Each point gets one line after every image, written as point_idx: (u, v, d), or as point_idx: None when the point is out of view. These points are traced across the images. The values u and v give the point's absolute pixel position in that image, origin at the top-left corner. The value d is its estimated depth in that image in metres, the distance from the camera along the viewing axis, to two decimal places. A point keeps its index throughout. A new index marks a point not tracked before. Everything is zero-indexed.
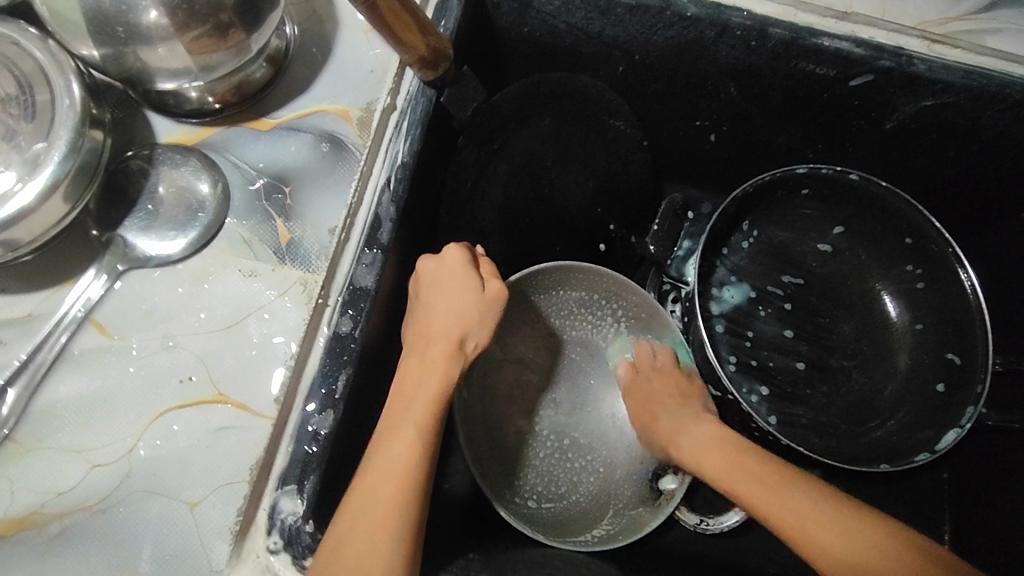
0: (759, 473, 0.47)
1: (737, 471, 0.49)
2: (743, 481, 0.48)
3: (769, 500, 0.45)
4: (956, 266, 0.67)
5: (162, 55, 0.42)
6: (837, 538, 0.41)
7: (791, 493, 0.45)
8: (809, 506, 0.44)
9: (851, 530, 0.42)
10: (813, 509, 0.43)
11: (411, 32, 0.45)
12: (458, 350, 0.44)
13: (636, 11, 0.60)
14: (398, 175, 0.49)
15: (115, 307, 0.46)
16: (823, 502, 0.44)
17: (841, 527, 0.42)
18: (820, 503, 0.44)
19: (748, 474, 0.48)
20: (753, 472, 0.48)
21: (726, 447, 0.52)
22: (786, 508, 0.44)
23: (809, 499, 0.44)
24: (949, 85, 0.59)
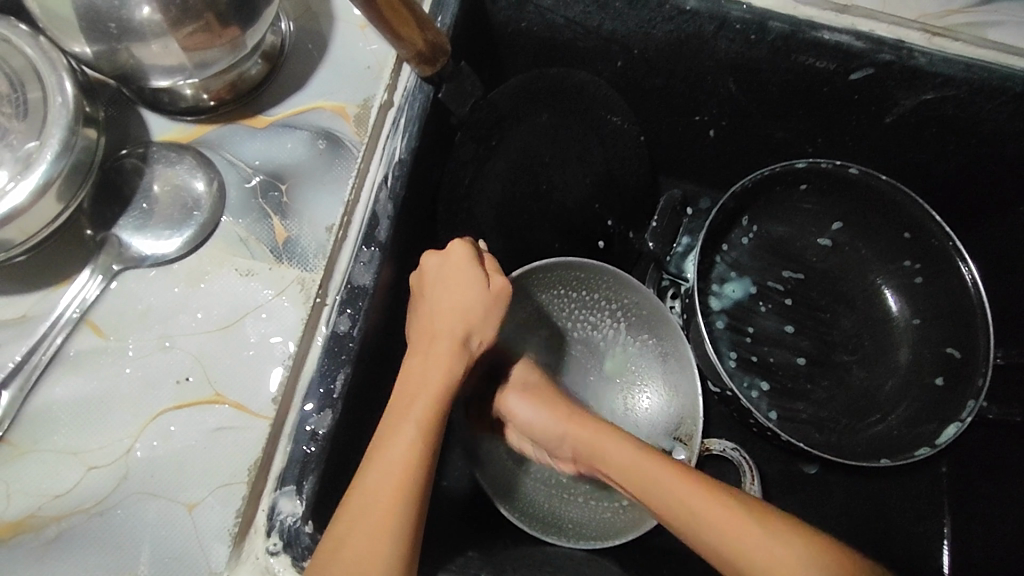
0: (669, 475, 0.46)
1: (651, 473, 0.46)
2: (650, 478, 0.46)
3: (680, 503, 0.44)
4: (957, 259, 0.66)
5: (155, 52, 0.42)
6: (750, 539, 0.41)
7: (697, 495, 0.44)
8: (714, 511, 0.42)
9: (756, 534, 0.41)
10: (719, 513, 0.42)
11: (408, 27, 0.44)
12: (462, 347, 0.45)
13: (635, 4, 0.59)
14: (395, 173, 0.49)
15: (111, 307, 0.45)
16: (722, 505, 0.43)
17: (745, 530, 0.41)
18: (726, 506, 0.42)
19: (656, 476, 0.46)
20: (659, 474, 0.46)
21: (627, 447, 0.49)
22: (692, 512, 0.43)
23: (711, 503, 0.43)
24: (950, 78, 0.59)
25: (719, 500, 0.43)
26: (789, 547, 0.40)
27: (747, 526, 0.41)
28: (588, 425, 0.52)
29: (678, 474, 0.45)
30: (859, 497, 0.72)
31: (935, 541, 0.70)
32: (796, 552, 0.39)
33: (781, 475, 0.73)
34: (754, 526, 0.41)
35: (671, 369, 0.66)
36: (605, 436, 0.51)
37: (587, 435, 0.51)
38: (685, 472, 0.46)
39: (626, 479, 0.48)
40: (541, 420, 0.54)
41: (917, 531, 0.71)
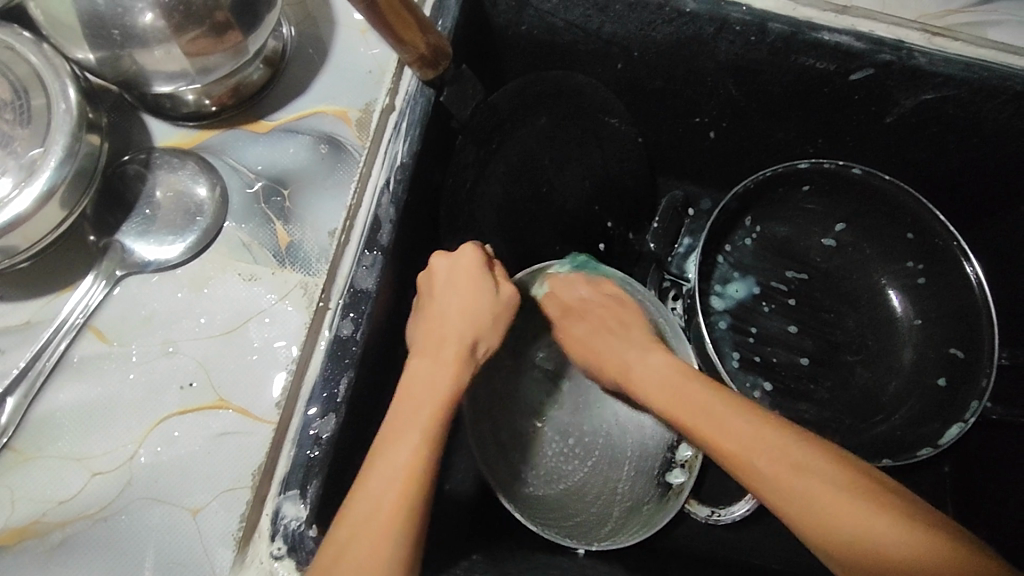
0: (729, 409, 0.43)
1: (706, 403, 0.45)
2: (701, 410, 0.44)
3: (742, 448, 0.41)
4: (962, 258, 0.66)
5: (157, 58, 0.42)
6: (810, 484, 0.38)
7: (755, 429, 0.42)
8: (778, 446, 0.40)
9: (823, 474, 0.39)
10: (783, 449, 0.40)
11: (410, 32, 0.45)
12: (471, 352, 0.45)
13: (635, 7, 0.59)
14: (397, 177, 0.49)
15: (115, 313, 0.45)
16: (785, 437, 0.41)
17: (799, 472, 0.39)
18: (791, 442, 0.40)
19: (708, 409, 0.44)
20: (713, 404, 0.44)
21: (671, 372, 0.49)
22: (750, 445, 0.41)
23: (777, 440, 0.41)
24: (950, 78, 0.59)
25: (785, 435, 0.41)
26: (845, 492, 0.37)
27: (809, 464, 0.39)
28: (649, 343, 0.53)
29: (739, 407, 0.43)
30: None
31: None
32: (860, 504, 0.37)
33: None
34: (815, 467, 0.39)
35: None
36: (638, 354, 0.52)
37: (631, 357, 0.52)
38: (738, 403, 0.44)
39: (665, 406, 0.47)
40: (589, 338, 0.57)
41: None
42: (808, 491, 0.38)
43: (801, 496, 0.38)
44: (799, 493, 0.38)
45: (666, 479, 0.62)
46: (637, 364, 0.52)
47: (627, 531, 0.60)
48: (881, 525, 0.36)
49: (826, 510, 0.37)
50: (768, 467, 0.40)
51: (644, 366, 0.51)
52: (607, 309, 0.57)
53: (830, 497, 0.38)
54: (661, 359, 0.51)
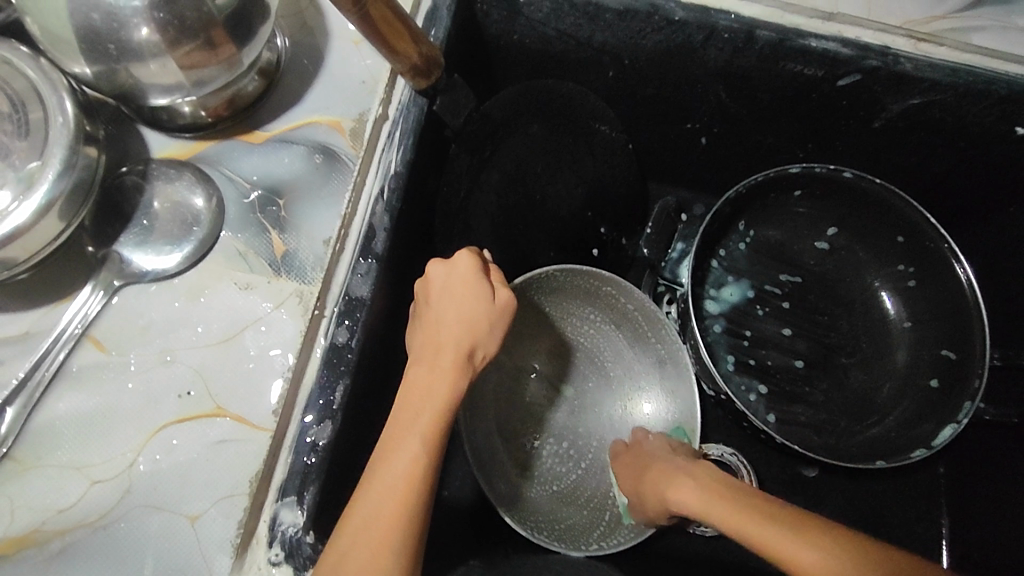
0: (716, 499, 0.42)
1: (711, 505, 0.42)
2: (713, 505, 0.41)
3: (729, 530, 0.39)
4: (952, 261, 0.67)
5: (153, 71, 0.42)
6: (749, 535, 0.39)
7: (726, 506, 0.41)
8: (701, 501, 0.42)
9: (761, 536, 0.38)
10: (703, 504, 0.42)
11: (403, 41, 0.45)
12: (468, 360, 0.45)
13: (625, 16, 0.60)
14: (392, 185, 0.49)
15: (113, 323, 0.46)
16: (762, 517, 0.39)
17: (764, 526, 0.38)
18: (723, 500, 0.41)
19: (678, 483, 0.45)
20: (680, 485, 0.44)
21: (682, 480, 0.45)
22: (752, 535, 0.38)
23: (759, 519, 0.39)
24: (936, 83, 0.60)
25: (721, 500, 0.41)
26: (831, 554, 0.35)
27: (732, 519, 0.40)
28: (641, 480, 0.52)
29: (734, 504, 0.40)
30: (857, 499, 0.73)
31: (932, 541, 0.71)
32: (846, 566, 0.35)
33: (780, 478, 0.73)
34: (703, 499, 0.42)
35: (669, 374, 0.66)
36: (661, 453, 0.53)
37: (648, 463, 0.52)
38: (712, 482, 0.44)
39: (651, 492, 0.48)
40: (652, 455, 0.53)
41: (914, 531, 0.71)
42: (795, 557, 0.36)
43: (790, 557, 0.36)
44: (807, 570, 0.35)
45: None
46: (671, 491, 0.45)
47: (618, 535, 0.60)
48: (808, 552, 0.36)
49: (830, 569, 0.35)
50: (785, 558, 0.37)
51: (663, 462, 0.50)
52: (639, 461, 0.55)
53: (790, 546, 0.37)
54: (684, 460, 0.48)
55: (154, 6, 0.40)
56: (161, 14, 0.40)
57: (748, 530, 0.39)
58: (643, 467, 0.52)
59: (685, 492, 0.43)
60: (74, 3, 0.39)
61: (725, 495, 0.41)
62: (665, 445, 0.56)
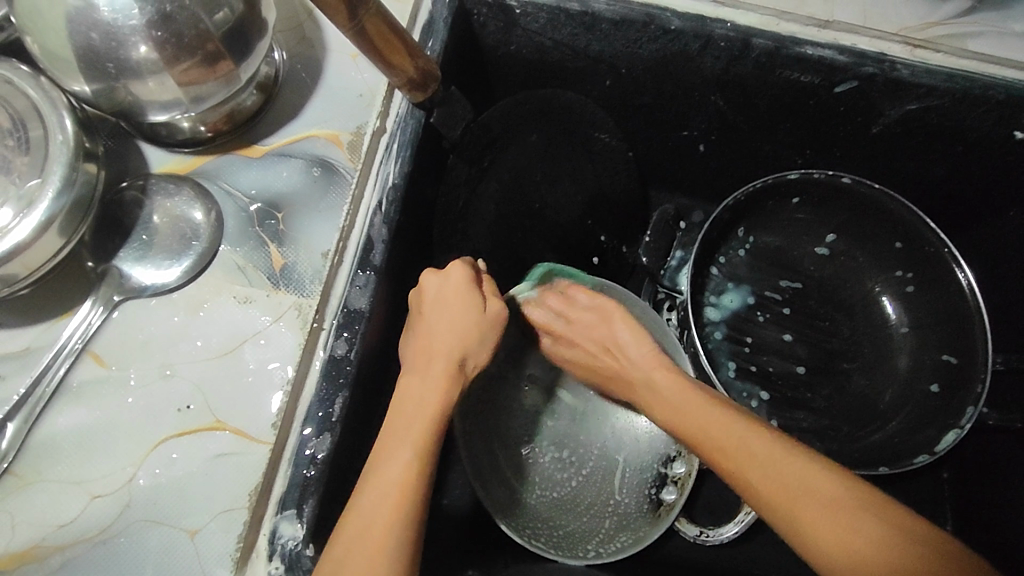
0: (732, 419, 0.43)
1: (727, 432, 0.43)
2: (708, 423, 0.44)
3: (727, 444, 0.42)
4: (953, 265, 0.67)
5: (151, 88, 0.43)
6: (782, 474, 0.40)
7: (778, 448, 0.41)
8: (755, 438, 0.42)
9: (815, 489, 0.38)
10: (765, 452, 0.41)
11: (399, 55, 0.46)
12: (459, 369, 0.46)
13: (621, 26, 0.60)
14: (389, 198, 0.50)
15: (113, 338, 0.46)
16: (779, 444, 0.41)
17: (814, 478, 0.39)
18: (783, 450, 0.40)
19: (702, 410, 0.45)
20: (701, 404, 0.45)
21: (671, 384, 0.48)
22: (776, 478, 0.40)
23: (763, 436, 0.41)
24: (933, 89, 0.60)
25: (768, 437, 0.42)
26: (841, 486, 0.38)
27: (807, 470, 0.39)
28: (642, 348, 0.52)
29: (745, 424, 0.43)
30: None
31: None
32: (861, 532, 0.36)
33: None
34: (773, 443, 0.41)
35: None
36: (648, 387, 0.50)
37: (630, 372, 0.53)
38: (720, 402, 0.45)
39: (669, 420, 0.47)
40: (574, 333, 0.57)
41: None
42: (806, 495, 0.38)
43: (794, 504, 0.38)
44: (820, 524, 0.37)
45: (659, 495, 0.63)
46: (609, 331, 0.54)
47: (619, 539, 0.61)
48: (840, 514, 0.37)
49: (851, 535, 0.36)
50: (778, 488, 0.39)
51: (656, 389, 0.50)
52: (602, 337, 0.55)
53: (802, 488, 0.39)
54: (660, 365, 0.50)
55: (152, 24, 0.40)
56: (160, 32, 0.40)
57: (795, 467, 0.40)
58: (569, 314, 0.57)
59: (699, 412, 0.45)
60: (73, 24, 0.40)
61: (711, 407, 0.45)
62: (599, 312, 0.56)
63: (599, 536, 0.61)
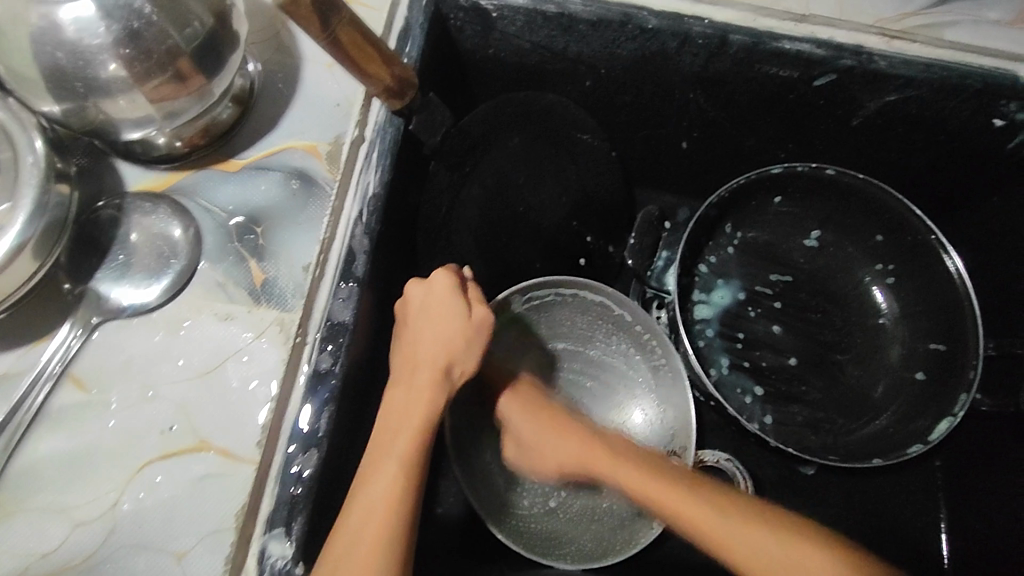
0: (712, 509, 0.43)
1: (708, 522, 0.43)
2: (700, 518, 0.43)
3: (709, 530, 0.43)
4: (941, 252, 0.67)
5: (123, 106, 0.42)
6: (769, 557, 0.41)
7: (742, 529, 0.42)
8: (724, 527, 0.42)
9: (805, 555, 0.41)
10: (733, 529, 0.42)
11: (374, 63, 0.47)
12: (444, 378, 0.46)
13: (598, 26, 0.60)
14: (369, 208, 0.50)
15: (92, 361, 0.45)
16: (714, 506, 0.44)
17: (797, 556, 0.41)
18: (755, 531, 0.42)
19: (684, 506, 0.44)
20: (676, 492, 0.45)
21: (661, 488, 0.46)
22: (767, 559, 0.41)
23: (723, 513, 0.43)
24: (911, 79, 0.60)
25: (746, 528, 0.42)
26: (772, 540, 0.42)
27: (792, 551, 0.41)
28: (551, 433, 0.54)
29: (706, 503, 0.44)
30: (854, 498, 0.72)
31: (932, 536, 0.71)
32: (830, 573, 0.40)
33: (776, 479, 0.73)
34: (733, 528, 0.42)
35: (663, 378, 0.67)
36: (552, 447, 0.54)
37: (604, 462, 0.50)
38: (690, 485, 0.46)
39: (628, 484, 0.48)
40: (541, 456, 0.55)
41: (914, 526, 0.71)
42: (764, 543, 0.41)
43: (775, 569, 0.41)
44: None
45: None
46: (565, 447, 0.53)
47: (614, 548, 0.60)
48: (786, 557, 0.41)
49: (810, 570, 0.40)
50: (770, 563, 0.41)
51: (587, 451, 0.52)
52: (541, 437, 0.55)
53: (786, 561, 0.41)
54: (632, 468, 0.48)
55: (120, 42, 0.40)
56: (128, 50, 0.40)
57: (773, 543, 0.41)
58: (554, 424, 0.55)
59: (689, 506, 0.44)
60: (38, 43, 0.39)
61: (686, 493, 0.45)
62: (550, 417, 0.55)
63: (597, 548, 0.61)
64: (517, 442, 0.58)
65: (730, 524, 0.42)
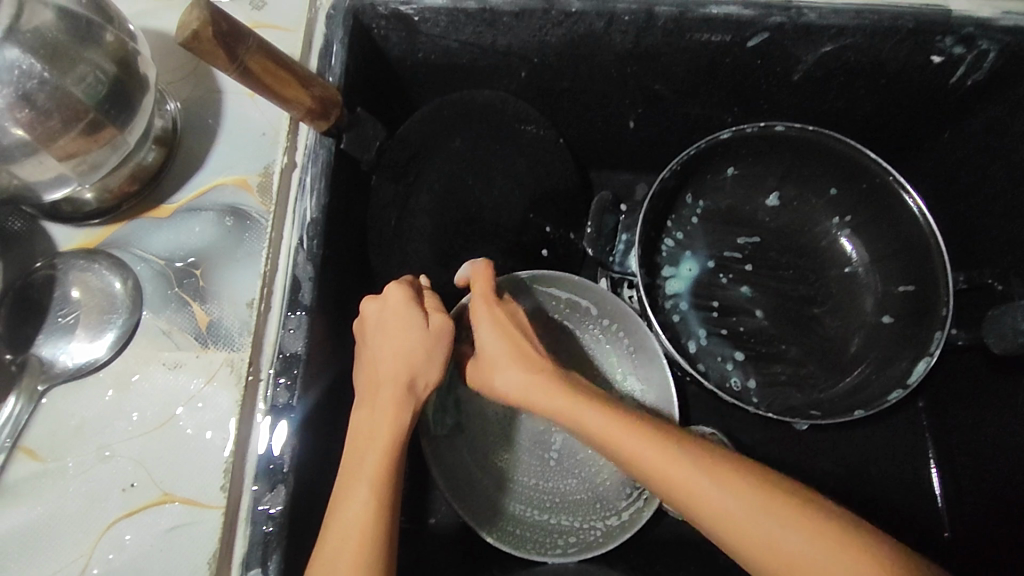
0: (646, 439, 0.42)
1: (688, 477, 0.40)
2: (639, 449, 0.42)
3: (657, 473, 0.41)
4: (901, 191, 0.67)
5: (33, 168, 0.42)
6: (763, 522, 0.38)
7: (723, 482, 0.39)
8: (704, 482, 0.40)
9: (791, 521, 0.38)
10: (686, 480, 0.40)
11: (291, 87, 0.46)
12: (408, 393, 0.46)
13: (522, 17, 0.59)
14: (309, 233, 0.49)
15: (44, 429, 0.45)
16: (696, 464, 0.40)
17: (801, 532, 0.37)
18: (726, 481, 0.39)
19: (644, 441, 0.42)
20: (624, 428, 0.43)
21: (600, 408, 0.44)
22: (768, 535, 0.38)
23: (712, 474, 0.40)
24: (843, 28, 0.59)
25: (717, 475, 0.40)
26: (758, 511, 0.38)
27: (785, 521, 0.38)
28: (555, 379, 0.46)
29: (646, 430, 0.42)
30: (845, 450, 0.72)
31: (925, 478, 0.71)
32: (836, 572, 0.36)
33: (767, 442, 0.72)
34: (716, 483, 0.39)
35: (640, 362, 0.67)
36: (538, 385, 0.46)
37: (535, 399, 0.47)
38: (574, 386, 0.46)
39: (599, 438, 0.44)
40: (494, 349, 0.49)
41: (906, 468, 0.71)
42: (746, 523, 0.38)
43: (728, 519, 0.39)
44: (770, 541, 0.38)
45: None
46: (499, 377, 0.48)
47: (607, 532, 0.61)
48: (759, 517, 0.38)
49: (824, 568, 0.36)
50: (755, 530, 0.38)
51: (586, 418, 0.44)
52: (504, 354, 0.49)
53: (813, 550, 0.37)
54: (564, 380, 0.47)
55: (14, 105, 0.39)
56: (25, 111, 0.39)
57: (739, 506, 0.38)
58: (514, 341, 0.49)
59: (625, 436, 0.42)
60: None
61: (621, 415, 0.44)
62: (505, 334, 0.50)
63: (591, 539, 0.60)
64: (478, 357, 0.50)
65: (705, 473, 0.40)
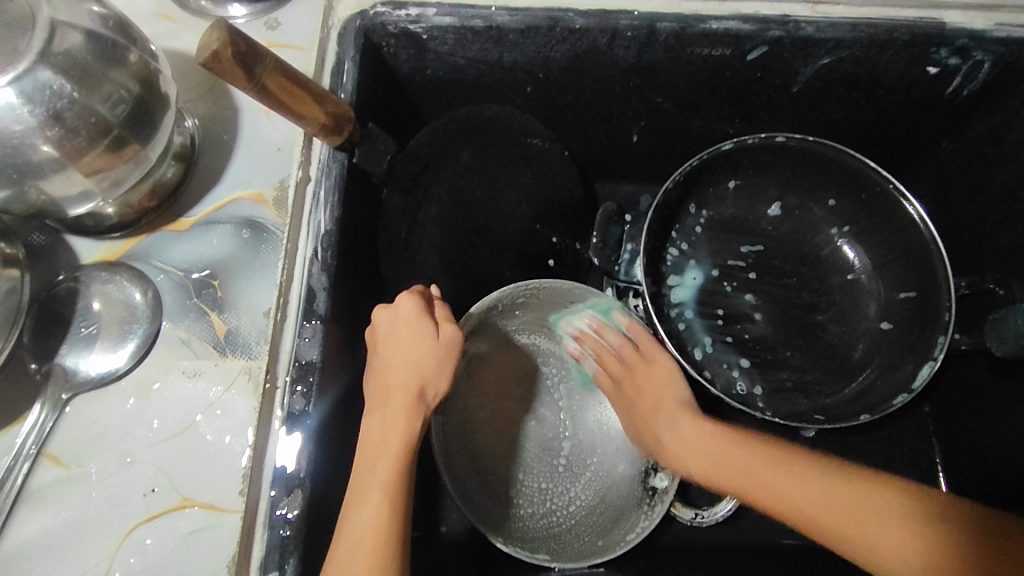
0: (770, 459, 0.50)
1: (832, 506, 0.46)
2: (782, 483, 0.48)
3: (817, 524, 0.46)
4: (901, 200, 0.68)
5: (60, 184, 0.43)
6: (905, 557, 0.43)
7: (844, 483, 0.47)
8: (847, 505, 0.46)
9: (889, 518, 0.45)
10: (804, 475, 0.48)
11: (306, 104, 0.48)
12: (419, 402, 0.46)
13: (528, 33, 0.61)
14: (324, 245, 0.51)
15: (68, 435, 0.46)
16: (842, 490, 0.46)
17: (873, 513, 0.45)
18: (867, 514, 0.45)
19: (791, 494, 0.47)
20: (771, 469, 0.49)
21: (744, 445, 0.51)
22: (874, 533, 0.45)
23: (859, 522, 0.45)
24: (841, 41, 0.61)
25: (854, 488, 0.46)
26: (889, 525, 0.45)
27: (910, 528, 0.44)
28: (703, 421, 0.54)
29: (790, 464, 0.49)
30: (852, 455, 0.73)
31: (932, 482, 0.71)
32: (914, 530, 0.44)
33: None
34: (866, 520, 0.45)
35: None
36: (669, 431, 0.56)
37: (660, 411, 0.57)
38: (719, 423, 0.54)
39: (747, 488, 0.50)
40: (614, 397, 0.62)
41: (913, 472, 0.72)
42: (876, 535, 0.45)
43: (854, 528, 0.45)
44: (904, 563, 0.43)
45: (651, 482, 0.62)
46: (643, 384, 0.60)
47: (612, 538, 0.61)
48: (892, 537, 0.44)
49: (891, 545, 0.44)
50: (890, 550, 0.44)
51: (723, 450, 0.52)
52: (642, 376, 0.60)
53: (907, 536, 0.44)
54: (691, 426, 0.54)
55: (45, 123, 0.40)
56: (55, 130, 0.41)
57: (880, 529, 0.44)
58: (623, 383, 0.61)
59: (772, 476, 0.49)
60: None
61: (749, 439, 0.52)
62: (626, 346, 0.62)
63: (598, 545, 0.61)
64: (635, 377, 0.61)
65: (849, 502, 0.46)
